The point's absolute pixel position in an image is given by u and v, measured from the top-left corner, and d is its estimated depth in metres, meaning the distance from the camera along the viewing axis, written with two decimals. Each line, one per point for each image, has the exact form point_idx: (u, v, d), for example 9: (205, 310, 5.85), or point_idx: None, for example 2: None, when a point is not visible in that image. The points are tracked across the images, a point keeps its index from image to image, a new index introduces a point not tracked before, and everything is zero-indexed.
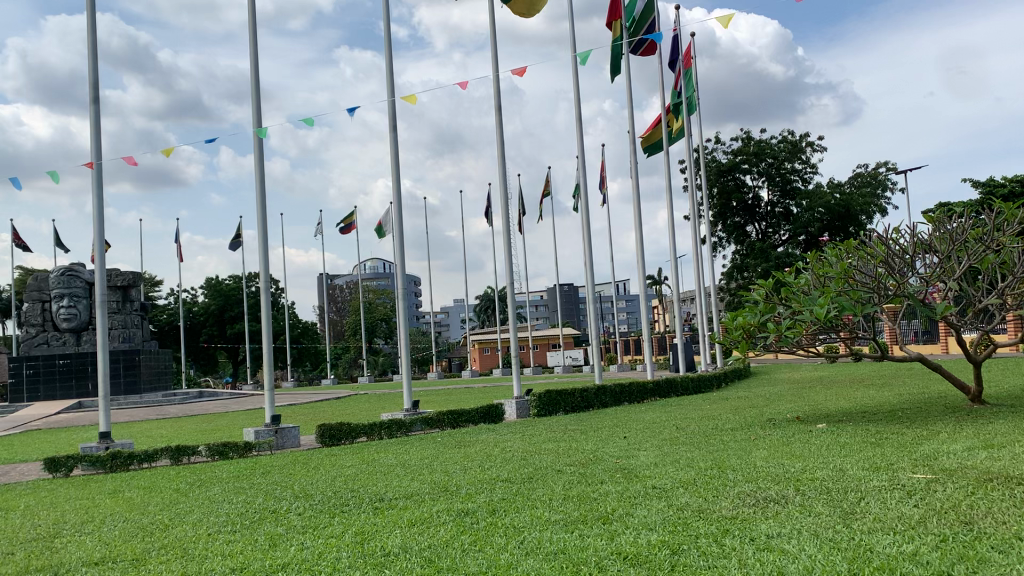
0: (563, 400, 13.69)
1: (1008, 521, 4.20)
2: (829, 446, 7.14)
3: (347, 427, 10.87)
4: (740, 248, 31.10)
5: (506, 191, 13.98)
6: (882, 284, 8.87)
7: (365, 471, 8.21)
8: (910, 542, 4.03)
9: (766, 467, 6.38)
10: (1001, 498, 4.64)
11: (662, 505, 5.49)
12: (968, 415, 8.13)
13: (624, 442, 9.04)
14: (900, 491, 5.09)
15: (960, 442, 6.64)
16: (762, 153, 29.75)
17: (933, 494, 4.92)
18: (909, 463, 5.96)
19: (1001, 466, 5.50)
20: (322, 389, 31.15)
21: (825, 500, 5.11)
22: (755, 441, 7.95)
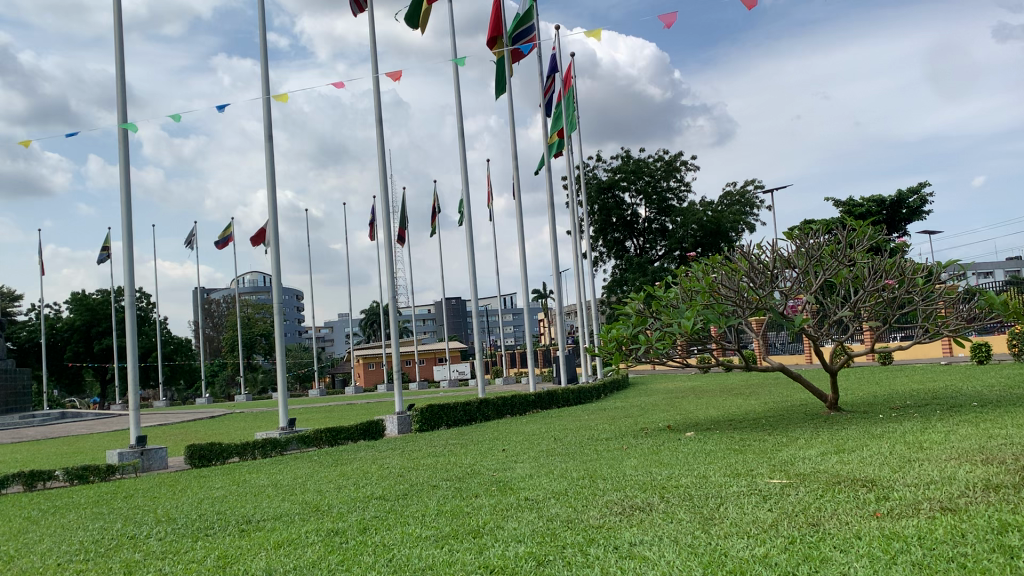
0: (445, 415, 13.65)
1: (851, 522, 4.45)
2: (696, 454, 7.39)
3: (218, 448, 10.49)
4: (621, 263, 31.87)
5: (387, 204, 13.88)
6: (745, 297, 9.27)
7: (235, 492, 7.92)
8: (762, 545, 4.21)
9: (635, 476, 6.54)
10: (845, 501, 4.91)
11: (532, 517, 5.55)
12: (825, 422, 8.57)
13: (502, 455, 9.09)
14: (756, 496, 5.31)
15: (814, 447, 7.01)
16: (640, 171, 30.72)
17: (787, 498, 5.16)
18: (767, 468, 6.23)
19: (849, 470, 5.82)
20: (200, 408, 30.11)
21: (686, 506, 5.28)
22: (628, 451, 8.15)
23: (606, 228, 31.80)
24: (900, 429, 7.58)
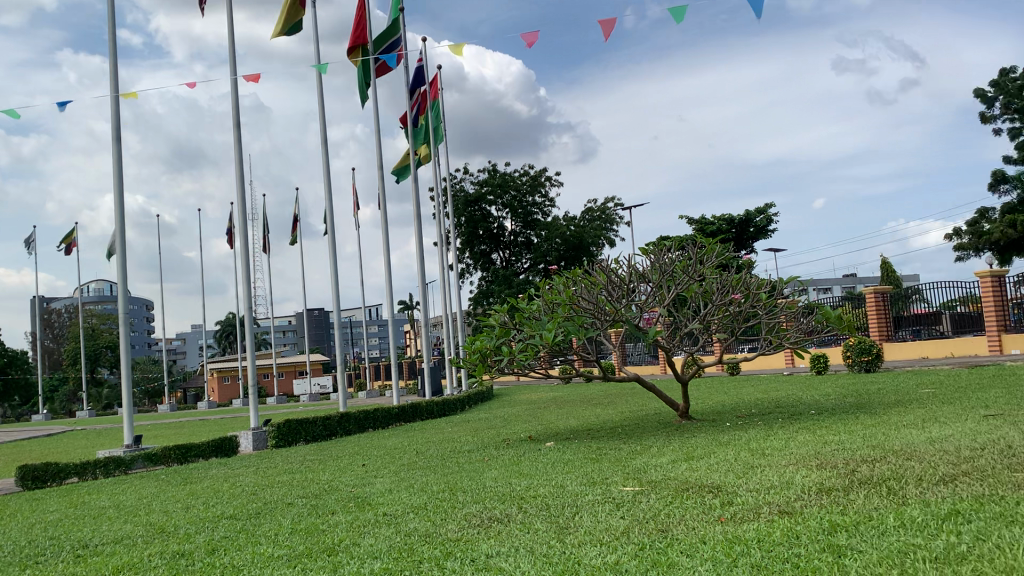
0: (303, 430, 13.31)
1: (697, 526, 4.63)
2: (554, 464, 7.52)
3: (55, 468, 9.81)
4: (486, 276, 32.12)
5: (245, 212, 13.44)
6: (603, 310, 9.52)
7: (72, 516, 7.42)
8: (614, 553, 4.31)
9: (494, 488, 6.57)
10: (693, 506, 5.11)
11: (389, 532, 5.47)
12: (677, 431, 8.91)
13: (361, 469, 8.93)
14: (610, 504, 5.44)
15: (666, 454, 7.28)
16: (506, 185, 31.11)
17: (639, 506, 5.31)
18: (621, 476, 6.41)
19: (697, 476, 6.07)
20: (36, 425, 28.07)
21: (543, 516, 5.36)
22: (488, 462, 8.19)
23: (472, 240, 31.96)
24: (745, 436, 7.98)
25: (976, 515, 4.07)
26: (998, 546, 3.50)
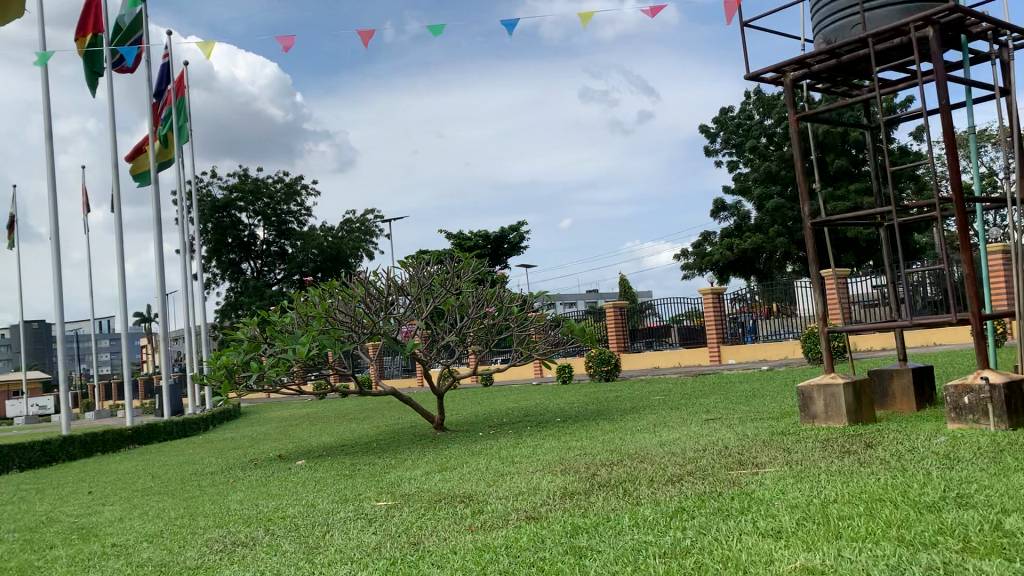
0: (17, 456, 11.88)
1: (448, 537, 4.67)
2: (305, 481, 7.28)
3: None
4: (235, 286, 30.64)
5: None
6: (359, 322, 9.38)
7: None
8: (364, 570, 4.23)
9: (239, 510, 6.23)
10: (444, 517, 5.16)
11: (117, 565, 5.00)
12: (431, 443, 8.99)
13: (87, 497, 8.11)
14: (362, 520, 5.35)
15: (419, 467, 7.31)
16: (258, 192, 29.94)
17: (391, 520, 5.27)
18: (374, 491, 6.33)
19: (449, 487, 6.14)
20: None
21: (291, 537, 5.15)
22: (234, 483, 7.76)
23: (220, 248, 30.32)
24: (496, 446, 8.22)
25: (698, 511, 4.46)
26: (716, 539, 3.85)
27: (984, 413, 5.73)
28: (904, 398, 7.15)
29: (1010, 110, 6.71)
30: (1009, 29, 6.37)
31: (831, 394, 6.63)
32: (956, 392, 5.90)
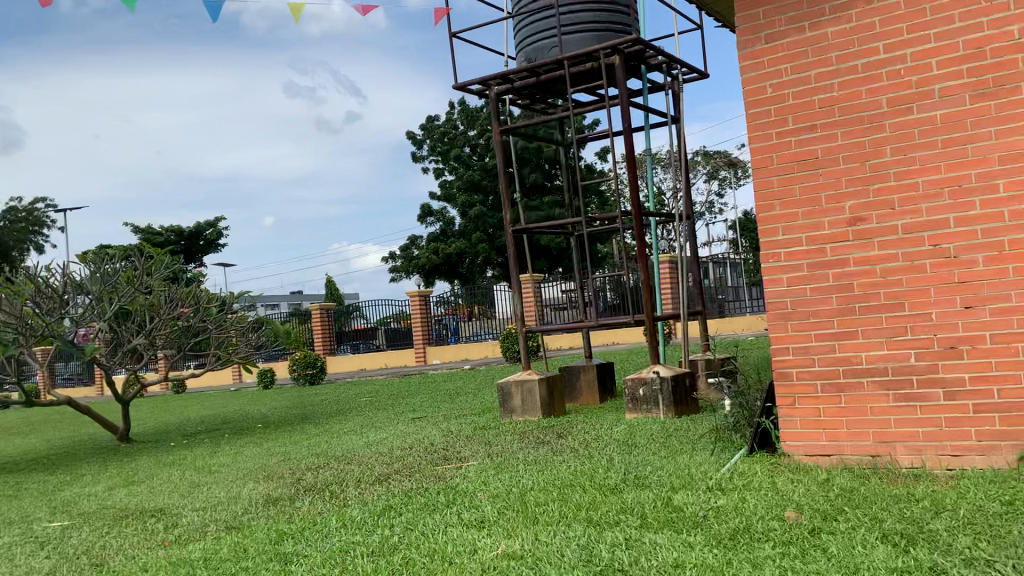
0: None
1: (137, 554, 4.30)
2: None
3: None
4: None
5: None
6: (27, 324, 8.24)
7: None
8: None
9: None
10: (132, 534, 4.74)
11: None
12: (115, 455, 8.22)
13: None
14: (31, 544, 4.75)
15: (102, 482, 6.65)
16: None
17: (67, 541, 4.74)
18: (46, 512, 5.65)
19: (138, 502, 5.65)
20: None
21: None
22: None
23: None
24: (192, 455, 7.72)
25: (404, 507, 4.52)
26: (422, 533, 3.93)
27: (655, 403, 6.42)
28: (589, 392, 7.81)
29: (679, 136, 7.59)
30: (680, 64, 7.22)
31: (527, 390, 7.05)
32: (633, 383, 6.52)
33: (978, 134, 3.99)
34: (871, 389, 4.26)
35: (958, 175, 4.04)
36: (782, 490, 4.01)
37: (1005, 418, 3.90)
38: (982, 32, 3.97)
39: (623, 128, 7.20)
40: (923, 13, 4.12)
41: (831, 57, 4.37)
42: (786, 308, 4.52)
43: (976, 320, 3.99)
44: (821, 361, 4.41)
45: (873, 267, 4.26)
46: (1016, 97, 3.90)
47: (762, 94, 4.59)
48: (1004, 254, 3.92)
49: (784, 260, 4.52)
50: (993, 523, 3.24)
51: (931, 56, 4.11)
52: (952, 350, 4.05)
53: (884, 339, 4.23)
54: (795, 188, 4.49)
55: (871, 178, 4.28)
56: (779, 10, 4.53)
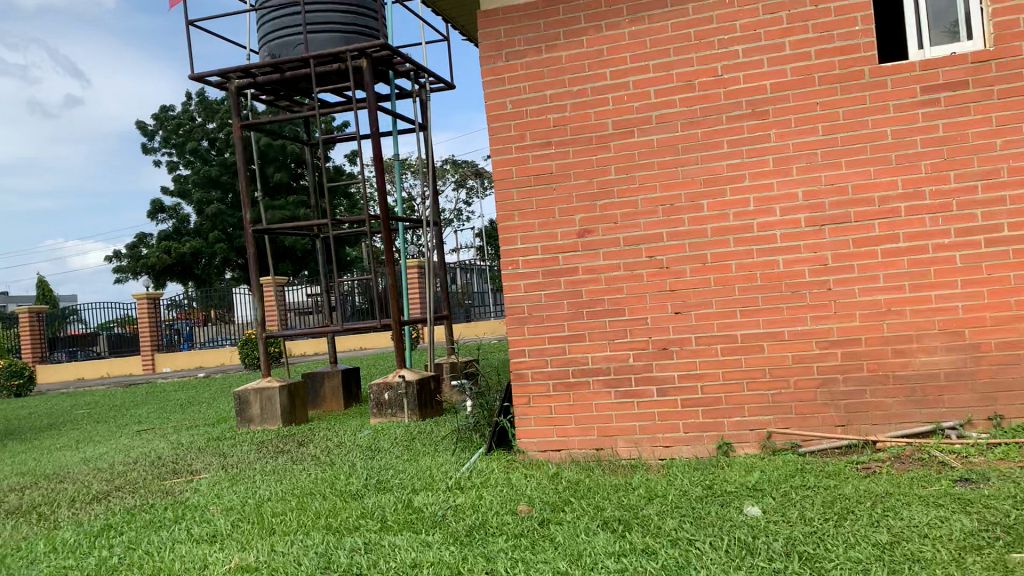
0: None
1: None
2: None
3: None
4: None
5: None
6: None
7: None
8: None
9: None
10: None
11: None
12: None
13: None
14: None
15: None
16: None
17: None
18: None
19: None
20: None
21: None
22: None
23: None
24: None
25: (127, 526, 4.20)
26: (147, 552, 3.67)
27: (400, 407, 6.47)
28: (333, 398, 7.70)
29: (426, 143, 7.72)
30: (427, 72, 7.35)
31: (268, 397, 6.83)
32: (377, 389, 6.54)
33: (687, 159, 4.49)
34: (597, 387, 4.62)
35: (672, 195, 4.51)
36: (516, 486, 4.21)
37: (706, 411, 4.47)
38: (692, 67, 4.47)
39: (370, 132, 7.18)
40: (643, 45, 4.54)
41: (564, 79, 4.66)
42: (523, 313, 4.73)
43: (685, 324, 4.51)
44: (553, 363, 4.69)
45: (599, 276, 4.62)
46: (718, 127, 4.44)
47: (502, 109, 4.76)
48: (706, 265, 4.47)
49: (523, 268, 4.73)
50: (695, 506, 3.64)
51: (650, 85, 4.54)
52: (664, 351, 4.53)
53: (608, 342, 4.61)
54: (532, 200, 4.72)
55: (598, 195, 4.62)
56: (518, 30, 4.72)
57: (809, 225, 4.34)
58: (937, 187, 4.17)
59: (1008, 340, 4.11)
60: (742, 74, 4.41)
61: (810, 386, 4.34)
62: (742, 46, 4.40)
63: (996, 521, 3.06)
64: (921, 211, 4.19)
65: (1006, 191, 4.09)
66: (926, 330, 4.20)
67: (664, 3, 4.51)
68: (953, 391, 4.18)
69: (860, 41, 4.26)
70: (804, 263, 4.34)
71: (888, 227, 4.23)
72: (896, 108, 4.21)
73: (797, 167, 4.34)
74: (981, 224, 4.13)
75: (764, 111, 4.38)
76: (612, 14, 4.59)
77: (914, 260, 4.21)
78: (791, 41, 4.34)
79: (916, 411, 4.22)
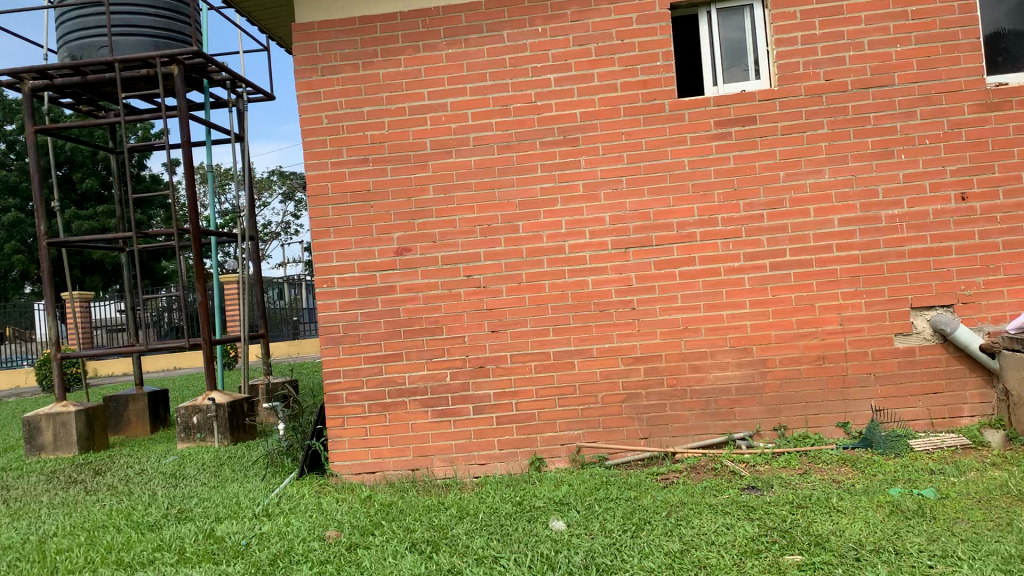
0: None
1: None
2: None
3: None
4: None
5: None
6: None
7: None
8: None
9: None
10: None
11: None
12: None
13: None
14: None
15: None
16: None
17: None
18: None
19: None
20: None
21: None
22: None
23: None
24: None
25: None
26: None
27: (209, 432, 6.19)
28: (138, 423, 7.25)
29: (243, 155, 7.44)
30: (244, 82, 7.11)
31: (62, 423, 6.33)
32: (186, 412, 6.22)
33: (502, 181, 4.57)
34: (413, 408, 4.59)
35: (488, 216, 4.58)
36: (326, 511, 4.11)
37: (520, 428, 4.56)
38: (507, 92, 4.58)
39: (181, 141, 6.84)
40: (460, 68, 4.60)
41: (381, 97, 4.63)
42: (338, 332, 4.62)
43: (500, 342, 4.58)
44: (369, 384, 4.61)
45: (417, 295, 4.60)
46: (531, 152, 4.56)
47: (317, 123, 4.65)
48: (521, 285, 4.57)
49: (338, 286, 4.62)
50: (503, 522, 3.68)
51: (466, 108, 4.59)
52: (480, 370, 4.58)
53: (425, 361, 4.60)
54: (348, 218, 4.63)
55: (415, 214, 4.61)
56: (334, 45, 4.64)
57: (615, 247, 4.53)
58: (728, 214, 4.48)
59: (791, 356, 4.47)
60: (554, 101, 4.56)
61: (616, 401, 4.53)
62: (554, 74, 4.56)
63: (773, 526, 3.31)
64: (715, 236, 4.49)
65: (788, 219, 4.46)
66: (719, 347, 4.49)
67: (480, 28, 4.59)
68: (743, 404, 4.49)
69: (661, 76, 4.52)
70: (610, 283, 4.53)
71: (686, 251, 4.50)
72: (694, 140, 4.50)
73: (605, 193, 4.53)
74: (767, 249, 4.47)
75: (574, 137, 4.55)
76: (429, 35, 4.61)
77: (709, 281, 4.49)
78: (600, 72, 4.54)
79: (711, 423, 4.50)
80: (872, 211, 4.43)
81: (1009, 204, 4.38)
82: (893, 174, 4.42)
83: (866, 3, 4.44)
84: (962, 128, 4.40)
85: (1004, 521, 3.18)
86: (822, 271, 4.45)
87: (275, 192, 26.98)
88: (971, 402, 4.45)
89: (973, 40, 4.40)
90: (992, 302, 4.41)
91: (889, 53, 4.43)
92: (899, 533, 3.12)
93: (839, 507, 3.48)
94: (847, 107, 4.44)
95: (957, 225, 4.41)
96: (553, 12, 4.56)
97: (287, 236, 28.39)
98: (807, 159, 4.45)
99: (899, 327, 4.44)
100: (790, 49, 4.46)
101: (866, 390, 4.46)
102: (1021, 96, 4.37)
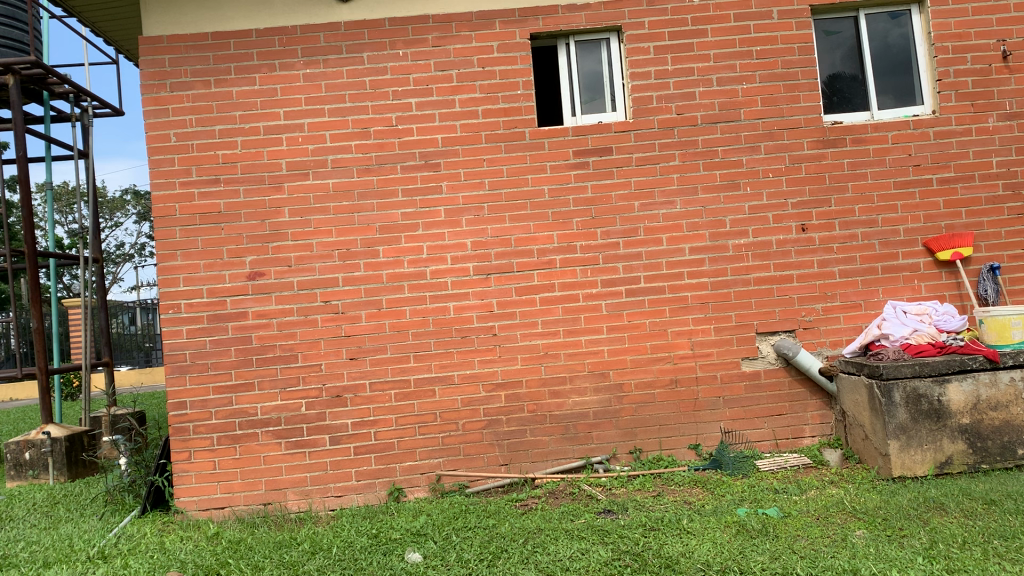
0: None
1: None
2: None
3: None
4: None
5: None
6: None
7: None
8: None
9: None
10: None
11: None
12: None
13: None
14: None
15: None
16: None
17: None
18: None
19: None
20: None
21: None
22: None
23: None
24: None
25: None
26: None
27: (43, 468, 5.73)
28: None
29: (89, 171, 6.99)
30: (89, 95, 6.70)
31: None
32: (17, 447, 5.73)
33: (363, 205, 4.48)
34: (265, 439, 4.41)
35: (347, 240, 4.48)
36: (168, 551, 3.82)
37: (379, 457, 4.45)
38: (366, 115, 4.50)
39: (17, 155, 6.37)
40: (319, 88, 4.49)
41: (234, 115, 4.46)
42: (185, 360, 4.38)
43: (358, 370, 4.46)
44: (218, 415, 4.39)
45: (270, 321, 4.43)
46: (392, 176, 4.50)
47: (166, 141, 4.43)
48: (380, 311, 4.48)
49: (184, 312, 4.39)
50: (358, 557, 3.54)
51: (325, 129, 4.48)
52: (338, 399, 4.44)
53: (278, 390, 4.43)
54: (197, 239, 4.42)
55: (270, 237, 4.45)
56: (184, 60, 4.44)
57: (476, 273, 4.52)
58: (586, 242, 4.57)
59: (645, 380, 4.58)
60: (415, 126, 4.52)
61: (476, 428, 4.50)
62: (415, 98, 4.53)
63: (627, 549, 3.34)
64: (574, 263, 4.55)
65: (642, 247, 4.59)
66: (577, 371, 4.55)
67: (340, 48, 4.50)
68: (600, 428, 4.55)
69: (522, 105, 4.56)
70: (471, 308, 4.52)
71: (546, 277, 4.54)
72: (553, 168, 4.56)
73: (467, 219, 4.52)
74: (623, 275, 4.58)
75: (436, 163, 4.52)
76: (286, 54, 4.49)
77: (569, 307, 4.55)
78: (461, 99, 4.54)
79: (570, 447, 4.53)
80: (720, 240, 4.62)
81: (844, 235, 4.66)
82: (740, 206, 4.63)
83: (715, 42, 4.64)
84: (802, 163, 4.65)
85: (839, 537, 3.34)
86: (674, 298, 4.60)
87: (130, 213, 25.60)
88: (812, 423, 4.67)
89: (812, 81, 4.68)
90: (830, 327, 4.66)
91: (735, 90, 4.64)
92: (744, 552, 3.21)
93: (690, 529, 3.56)
94: (698, 140, 4.62)
95: (798, 254, 4.64)
96: (414, 37, 4.53)
97: (143, 258, 26.77)
98: (660, 190, 4.60)
99: (746, 351, 4.62)
100: (644, 83, 4.61)
101: (716, 413, 4.61)
102: (853, 134, 4.67)
